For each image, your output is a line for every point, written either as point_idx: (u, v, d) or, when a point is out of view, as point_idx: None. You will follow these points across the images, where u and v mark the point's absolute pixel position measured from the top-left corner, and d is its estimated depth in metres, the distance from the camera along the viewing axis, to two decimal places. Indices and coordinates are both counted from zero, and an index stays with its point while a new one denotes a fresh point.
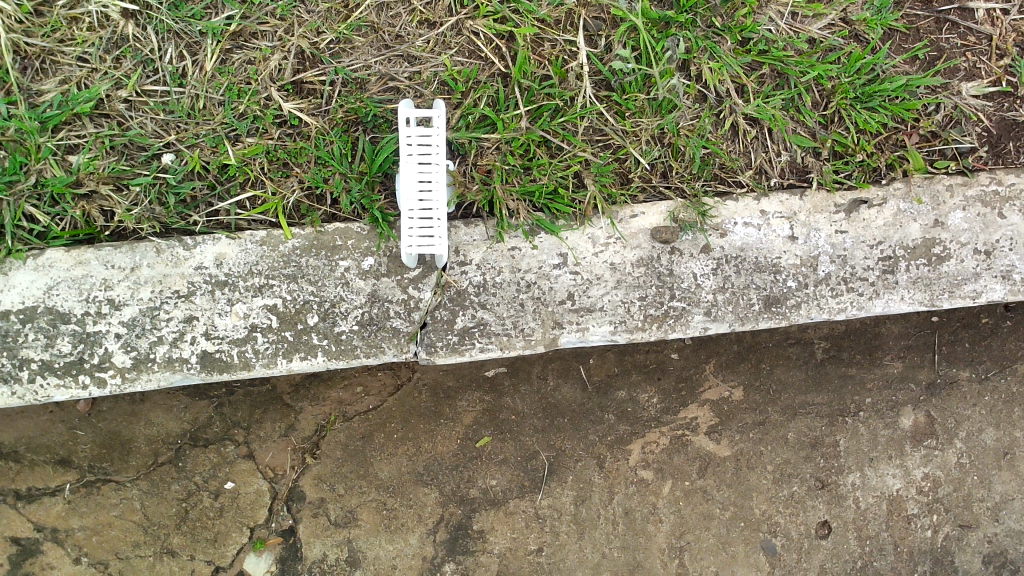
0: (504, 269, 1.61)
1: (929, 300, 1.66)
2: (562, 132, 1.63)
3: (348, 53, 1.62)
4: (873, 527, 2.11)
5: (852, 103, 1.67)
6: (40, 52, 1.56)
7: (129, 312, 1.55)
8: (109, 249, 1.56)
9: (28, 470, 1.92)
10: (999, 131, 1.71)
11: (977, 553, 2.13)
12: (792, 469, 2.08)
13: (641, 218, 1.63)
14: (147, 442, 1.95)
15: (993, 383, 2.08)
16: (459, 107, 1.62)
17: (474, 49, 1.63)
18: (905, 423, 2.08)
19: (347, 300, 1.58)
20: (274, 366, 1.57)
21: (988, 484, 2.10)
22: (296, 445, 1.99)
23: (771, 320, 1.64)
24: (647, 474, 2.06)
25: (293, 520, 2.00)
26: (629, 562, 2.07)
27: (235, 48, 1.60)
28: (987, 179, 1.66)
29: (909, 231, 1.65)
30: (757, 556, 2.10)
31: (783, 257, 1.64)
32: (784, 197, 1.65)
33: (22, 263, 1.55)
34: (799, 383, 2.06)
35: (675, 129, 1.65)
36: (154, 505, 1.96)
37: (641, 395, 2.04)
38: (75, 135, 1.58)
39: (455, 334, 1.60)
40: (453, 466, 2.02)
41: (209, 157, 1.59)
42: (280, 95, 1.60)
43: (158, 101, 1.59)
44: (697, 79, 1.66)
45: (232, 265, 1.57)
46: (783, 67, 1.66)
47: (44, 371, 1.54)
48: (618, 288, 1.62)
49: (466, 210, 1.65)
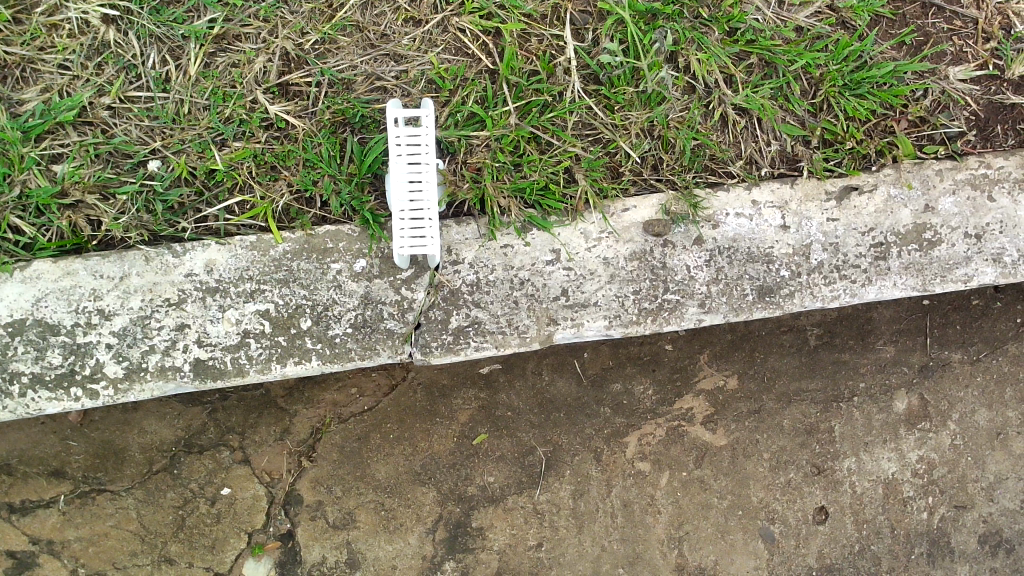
0: (497, 267, 1.60)
1: (922, 285, 1.66)
2: (552, 127, 1.62)
3: (334, 54, 1.60)
4: (869, 511, 2.12)
5: (841, 90, 1.68)
6: (19, 60, 1.54)
7: (119, 321, 1.53)
8: (97, 259, 1.54)
9: (21, 483, 1.90)
10: (987, 114, 1.71)
11: (972, 533, 2.15)
12: (788, 456, 2.09)
13: (633, 211, 1.63)
14: (141, 450, 1.93)
15: (985, 364, 2.10)
16: (447, 105, 1.61)
17: (460, 46, 1.62)
18: (899, 407, 2.10)
19: (340, 303, 1.57)
20: (268, 371, 1.56)
21: (982, 464, 2.12)
22: (292, 449, 1.98)
23: (766, 310, 1.64)
24: (645, 465, 2.06)
25: (291, 524, 1.99)
26: (629, 554, 2.07)
27: (218, 52, 1.58)
28: (975, 163, 1.67)
29: (900, 216, 1.65)
30: (756, 544, 2.10)
31: (775, 246, 1.64)
32: (775, 186, 1.65)
33: (9, 276, 1.53)
34: (793, 371, 2.07)
35: (665, 121, 1.64)
36: (151, 513, 1.95)
37: (637, 387, 2.04)
38: (59, 144, 1.56)
39: (449, 334, 1.59)
40: (450, 465, 2.01)
41: (196, 163, 1.57)
42: (266, 98, 1.58)
43: (142, 107, 1.57)
44: (685, 70, 1.66)
45: (222, 272, 1.55)
46: (771, 56, 1.66)
47: (35, 384, 1.51)
48: (612, 282, 1.62)
49: (458, 208, 1.64)
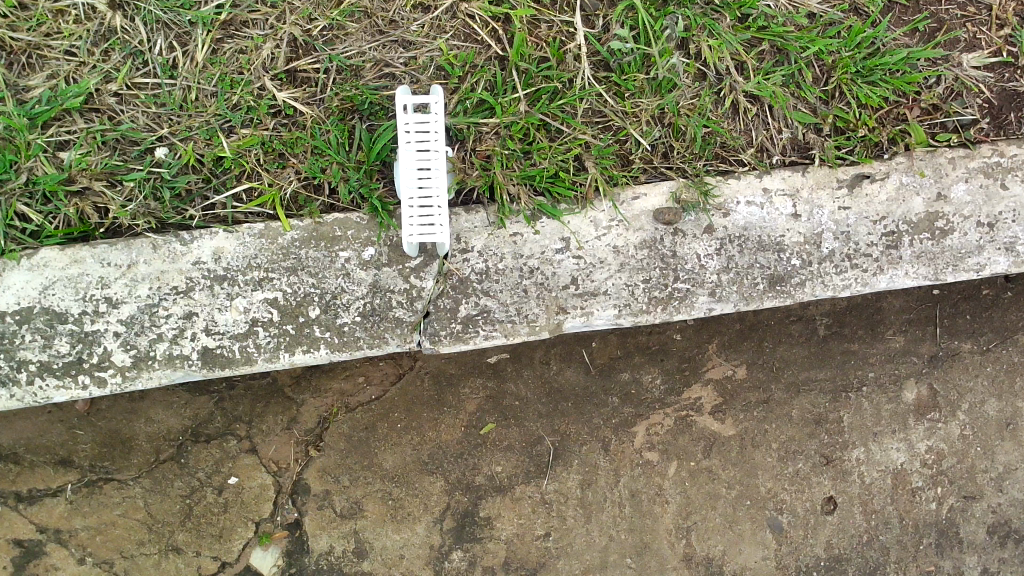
0: (507, 256, 1.59)
1: (934, 274, 1.65)
2: (561, 115, 1.61)
3: (342, 40, 1.59)
4: (878, 502, 2.11)
5: (853, 77, 1.66)
6: (26, 46, 1.53)
7: (126, 309, 1.52)
8: (105, 246, 1.53)
9: (28, 471, 1.90)
10: (1001, 102, 1.70)
11: (981, 524, 2.14)
12: (797, 446, 2.08)
13: (643, 199, 1.62)
14: (148, 439, 1.93)
15: (995, 354, 2.09)
16: (457, 92, 1.59)
17: (469, 33, 1.61)
18: (908, 397, 2.09)
19: (348, 291, 1.56)
20: (277, 360, 1.55)
21: (991, 455, 2.11)
22: (299, 438, 1.98)
23: (777, 299, 1.63)
24: (653, 455, 2.06)
25: (299, 513, 1.99)
26: (637, 544, 2.07)
27: (226, 38, 1.57)
28: (989, 151, 1.66)
29: (913, 205, 1.64)
30: (763, 534, 2.10)
31: (786, 235, 1.63)
32: (787, 174, 1.64)
33: (16, 264, 1.52)
34: (802, 360, 2.06)
35: (675, 109, 1.63)
36: (158, 502, 1.94)
37: (645, 376, 2.03)
38: (66, 131, 1.55)
39: (458, 322, 1.58)
40: (458, 454, 2.01)
41: (203, 150, 1.56)
42: (273, 85, 1.57)
43: (149, 94, 1.55)
44: (696, 57, 1.64)
45: (231, 260, 1.55)
46: (783, 43, 1.65)
47: (42, 372, 1.51)
48: (622, 271, 1.61)
49: (467, 196, 1.63)
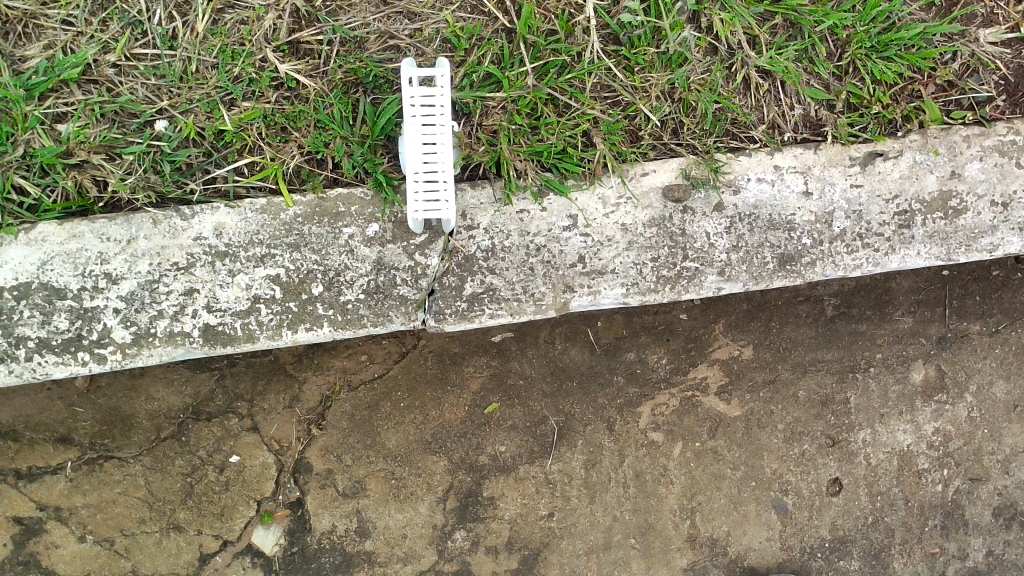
0: (513, 233, 1.56)
1: (946, 254, 1.62)
2: (569, 89, 1.58)
3: (346, 11, 1.55)
4: (884, 483, 2.10)
5: (867, 53, 1.63)
6: (22, 15, 1.49)
7: (126, 286, 1.50)
8: (104, 221, 1.50)
9: (27, 449, 1.88)
10: (1017, 79, 1.67)
11: (987, 506, 2.13)
12: (803, 427, 2.06)
13: (652, 176, 1.59)
14: (149, 417, 1.91)
15: (1003, 336, 2.07)
16: (462, 65, 1.56)
17: (476, 4, 1.57)
18: (916, 378, 2.07)
19: (352, 268, 1.53)
20: (279, 338, 1.52)
21: (998, 437, 2.10)
22: (301, 416, 1.96)
23: (786, 279, 1.60)
24: (657, 436, 2.04)
25: (301, 492, 1.97)
26: (641, 524, 2.06)
27: (227, 8, 1.53)
28: (1004, 129, 1.62)
29: (926, 183, 1.61)
30: (769, 515, 2.09)
31: (797, 214, 1.60)
32: (798, 151, 1.61)
33: (14, 238, 1.49)
34: (808, 341, 2.04)
35: (686, 84, 1.60)
36: (159, 480, 1.93)
37: (650, 356, 2.01)
38: (64, 103, 1.51)
39: (463, 301, 1.56)
40: (461, 434, 1.99)
41: (204, 123, 1.54)
42: (275, 56, 1.53)
43: (149, 65, 1.52)
44: (707, 31, 1.61)
45: (232, 236, 1.52)
46: (797, 16, 1.61)
47: (41, 349, 1.48)
48: (630, 249, 1.58)
49: (473, 171, 1.60)
